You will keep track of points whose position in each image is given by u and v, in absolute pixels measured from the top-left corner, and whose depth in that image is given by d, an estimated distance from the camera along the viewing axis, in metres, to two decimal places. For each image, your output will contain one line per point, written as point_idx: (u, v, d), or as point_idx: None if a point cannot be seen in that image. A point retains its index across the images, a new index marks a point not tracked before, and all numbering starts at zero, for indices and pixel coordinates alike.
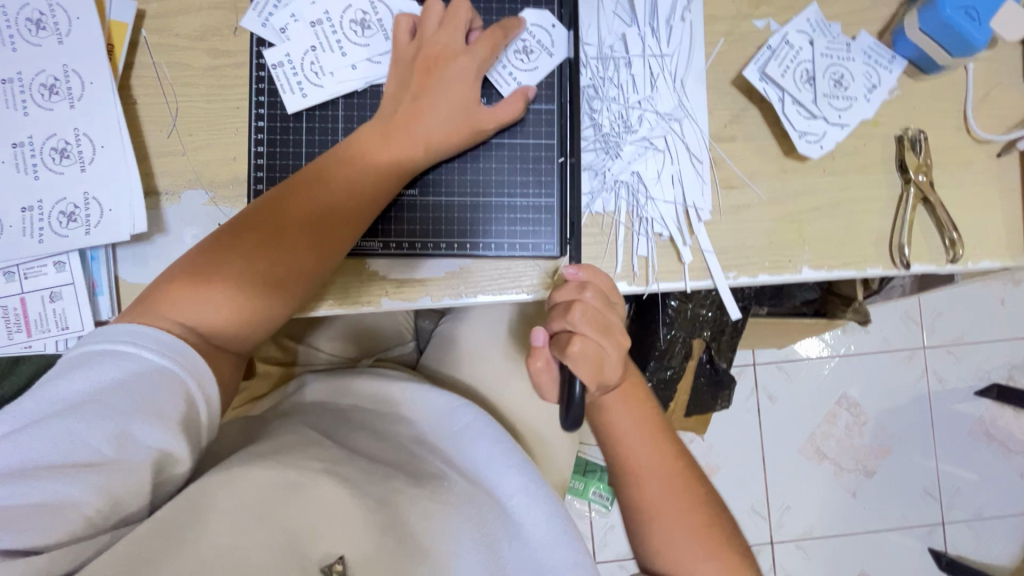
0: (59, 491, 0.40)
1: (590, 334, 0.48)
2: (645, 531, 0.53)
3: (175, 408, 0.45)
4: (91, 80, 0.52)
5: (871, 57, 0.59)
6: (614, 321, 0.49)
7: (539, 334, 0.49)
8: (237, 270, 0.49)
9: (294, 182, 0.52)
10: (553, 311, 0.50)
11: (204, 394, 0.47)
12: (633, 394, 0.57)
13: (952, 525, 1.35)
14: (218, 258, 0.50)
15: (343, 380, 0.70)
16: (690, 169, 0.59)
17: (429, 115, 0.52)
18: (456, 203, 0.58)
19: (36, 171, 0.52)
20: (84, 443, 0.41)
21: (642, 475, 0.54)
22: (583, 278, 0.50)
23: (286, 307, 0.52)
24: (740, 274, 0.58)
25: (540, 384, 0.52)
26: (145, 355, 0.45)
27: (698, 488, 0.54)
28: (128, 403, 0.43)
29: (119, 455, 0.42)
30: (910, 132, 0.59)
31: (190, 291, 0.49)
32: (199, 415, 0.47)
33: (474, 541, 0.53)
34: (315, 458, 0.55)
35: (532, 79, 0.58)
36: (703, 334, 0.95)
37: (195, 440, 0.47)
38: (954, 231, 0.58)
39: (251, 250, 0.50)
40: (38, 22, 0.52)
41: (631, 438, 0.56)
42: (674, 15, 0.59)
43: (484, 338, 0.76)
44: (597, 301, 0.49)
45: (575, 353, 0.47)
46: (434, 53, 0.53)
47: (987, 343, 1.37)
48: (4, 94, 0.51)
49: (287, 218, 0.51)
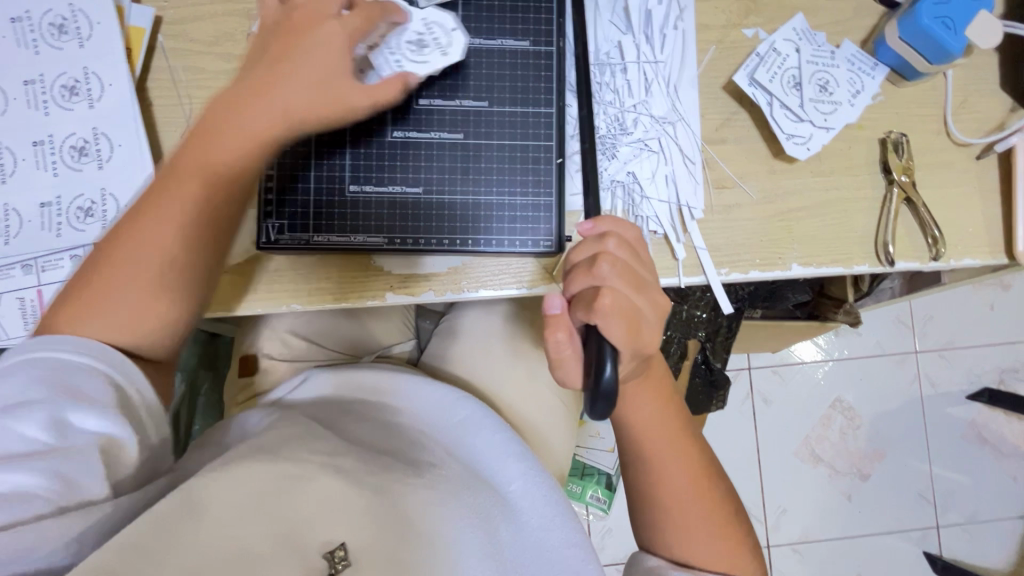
0: (10, 479, 0.41)
1: (619, 287, 0.48)
2: (661, 517, 0.55)
3: (105, 395, 0.45)
4: (110, 82, 0.55)
5: (855, 64, 0.62)
6: (641, 272, 0.50)
7: (556, 300, 0.49)
8: (122, 266, 0.49)
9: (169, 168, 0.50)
10: (575, 271, 0.50)
11: (132, 382, 0.48)
12: (653, 379, 0.57)
13: (945, 528, 1.37)
14: (106, 257, 0.49)
15: (346, 372, 0.72)
16: (683, 169, 0.61)
17: (289, 85, 0.49)
18: (459, 202, 0.59)
19: (55, 168, 0.54)
20: (20, 436, 0.42)
21: (661, 463, 0.56)
22: (601, 230, 0.51)
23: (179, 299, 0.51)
24: (732, 270, 0.61)
25: (562, 363, 0.50)
26: (62, 354, 0.46)
27: (711, 475, 0.57)
28: (56, 393, 0.43)
29: (56, 442, 0.43)
30: (893, 135, 0.62)
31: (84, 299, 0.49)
32: (136, 404, 0.48)
33: (475, 529, 0.54)
34: (316, 452, 0.55)
35: (420, 71, 0.56)
36: (698, 335, 0.98)
37: (142, 435, 0.48)
38: (936, 229, 0.61)
39: (134, 240, 0.49)
40: (61, 27, 0.54)
41: (652, 428, 0.56)
42: (667, 24, 0.62)
43: (483, 334, 0.78)
44: (620, 252, 0.49)
45: (605, 306, 0.47)
46: (300, 20, 0.50)
47: (977, 347, 1.39)
48: (27, 95, 0.54)
49: (163, 205, 0.49)
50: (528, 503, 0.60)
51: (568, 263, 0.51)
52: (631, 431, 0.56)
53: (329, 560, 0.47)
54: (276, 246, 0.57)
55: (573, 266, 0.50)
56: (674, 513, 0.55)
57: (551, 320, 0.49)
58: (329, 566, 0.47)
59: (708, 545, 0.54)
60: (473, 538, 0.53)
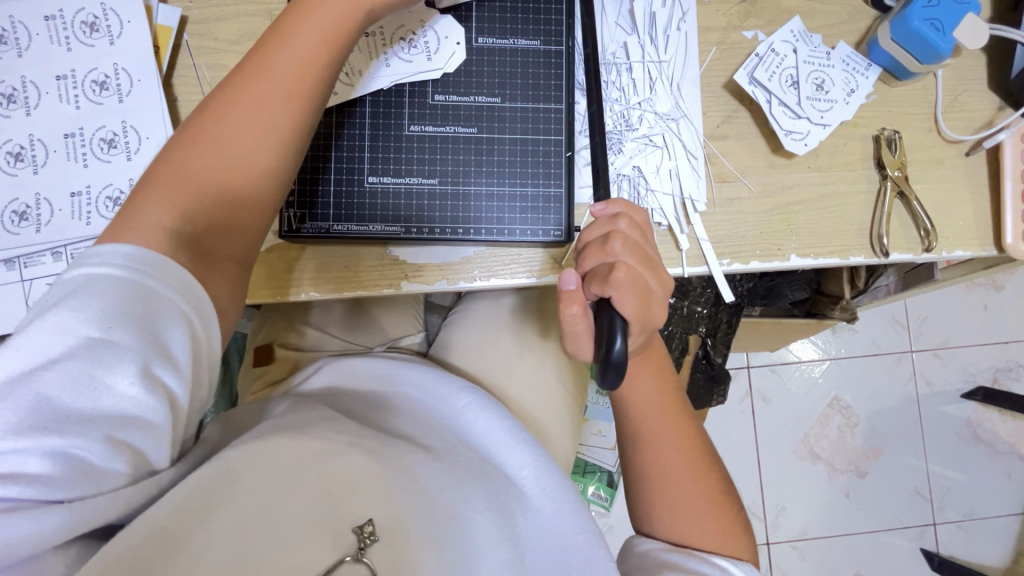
0: (90, 446, 0.40)
1: (631, 264, 0.51)
2: (657, 497, 0.57)
3: (185, 352, 0.43)
4: (139, 78, 0.57)
5: (849, 65, 0.65)
6: (650, 253, 0.53)
7: (571, 277, 0.51)
8: (196, 158, 0.48)
9: (238, 67, 0.50)
10: (588, 249, 0.52)
11: (206, 329, 0.46)
12: (653, 361, 0.60)
13: (942, 524, 1.39)
14: (177, 153, 0.49)
15: (355, 362, 0.74)
16: (686, 164, 0.64)
17: None
18: (472, 191, 0.62)
19: (86, 159, 0.56)
20: (105, 390, 0.40)
21: (659, 445, 0.58)
22: (614, 211, 0.53)
23: (246, 198, 0.50)
24: (734, 261, 0.63)
25: (574, 335, 0.52)
26: (145, 283, 0.42)
27: (707, 460, 0.59)
28: (141, 343, 0.40)
29: (138, 401, 0.41)
30: (886, 132, 0.65)
31: (147, 196, 0.47)
32: (205, 360, 0.46)
33: (489, 510, 0.57)
34: (338, 431, 0.57)
35: (403, 70, 0.61)
36: (699, 331, 1.00)
37: (199, 388, 0.46)
38: (928, 221, 0.63)
39: (208, 133, 0.49)
40: (92, 25, 0.57)
41: (650, 409, 0.58)
42: (671, 25, 0.65)
43: (491, 326, 0.81)
44: (631, 231, 0.52)
45: (620, 280, 0.49)
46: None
47: (971, 347, 1.42)
48: (59, 89, 0.56)
49: (240, 96, 0.49)
50: (540, 488, 0.60)
51: (581, 242, 0.54)
52: (631, 412, 0.59)
53: (358, 535, 0.52)
54: (297, 235, 0.60)
55: (586, 244, 0.53)
56: (668, 492, 0.56)
57: (566, 296, 0.51)
58: (358, 540, 0.52)
59: (704, 526, 0.55)
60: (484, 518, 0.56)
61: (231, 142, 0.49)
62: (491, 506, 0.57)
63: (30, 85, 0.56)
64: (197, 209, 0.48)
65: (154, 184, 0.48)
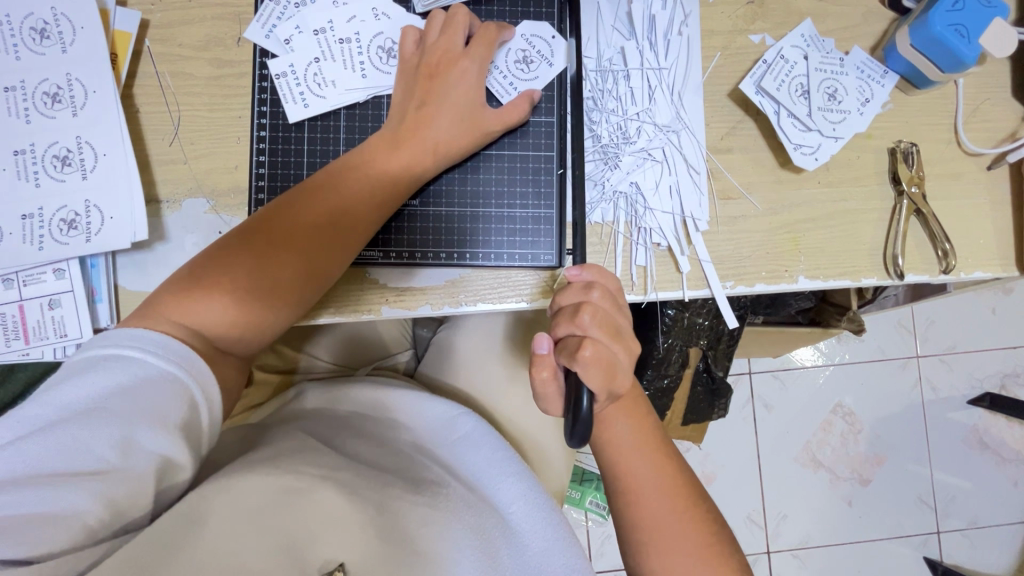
0: (63, 499, 0.39)
1: (599, 338, 0.48)
2: (644, 543, 0.53)
3: (178, 414, 0.44)
4: (94, 88, 0.53)
5: (864, 72, 0.60)
6: (621, 325, 0.50)
7: (543, 341, 0.49)
8: (236, 275, 0.49)
9: (298, 193, 0.52)
10: (558, 316, 0.50)
11: (207, 399, 0.46)
12: (631, 405, 0.57)
13: (946, 533, 1.35)
14: (217, 266, 0.49)
15: (341, 388, 0.70)
16: (688, 180, 0.59)
17: (438, 120, 0.53)
18: (456, 213, 0.58)
19: (37, 178, 0.52)
20: (87, 450, 0.41)
21: (641, 490, 0.54)
22: (588, 278, 0.51)
23: (296, 311, 0.51)
24: (737, 283, 0.59)
25: (544, 395, 0.51)
26: (148, 360, 0.44)
27: (695, 500, 0.55)
28: (133, 409, 0.42)
29: (122, 462, 0.41)
30: (903, 144, 0.60)
31: (198, 293, 0.48)
32: (201, 422, 0.46)
33: (473, 548, 0.52)
34: (314, 465, 0.55)
35: (381, 80, 0.56)
36: (700, 343, 0.96)
37: (196, 446, 0.46)
38: (947, 242, 0.59)
39: (272, 245, 0.50)
40: (43, 31, 0.52)
41: (628, 452, 0.55)
42: (671, 29, 0.60)
43: (481, 346, 0.76)
44: (603, 302, 0.49)
45: (587, 358, 0.46)
46: (437, 59, 0.54)
47: (979, 352, 1.38)
48: (7, 102, 0.52)
49: (293, 222, 0.50)
50: (529, 525, 0.57)
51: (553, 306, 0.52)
52: (609, 455, 0.56)
53: None
54: None
55: (558, 310, 0.51)
56: (655, 538, 0.53)
57: (538, 359, 0.50)
58: None
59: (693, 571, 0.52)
60: (469, 560, 0.51)
61: (277, 262, 0.49)
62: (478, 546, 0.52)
63: None
64: (227, 321, 0.48)
65: (183, 291, 0.48)
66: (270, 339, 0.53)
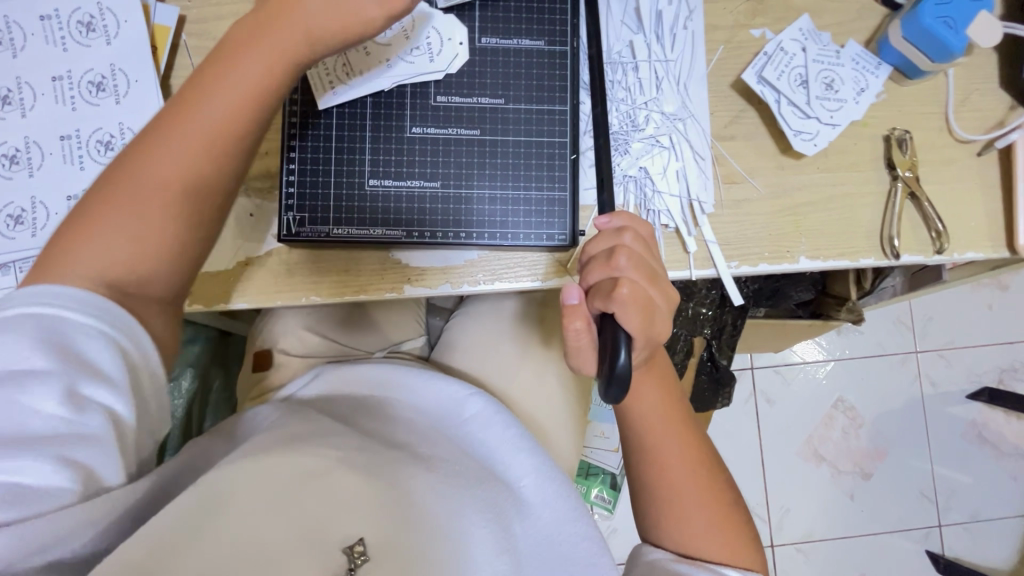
0: (43, 464, 0.40)
1: (634, 278, 0.51)
2: (668, 512, 0.56)
3: (113, 367, 0.43)
4: (136, 78, 0.56)
5: (859, 63, 0.64)
6: (654, 266, 0.53)
7: (573, 291, 0.51)
8: (124, 197, 0.46)
9: (171, 107, 0.49)
10: (593, 262, 0.53)
11: (139, 351, 0.45)
12: (658, 372, 0.59)
13: (947, 527, 1.37)
14: (101, 196, 0.47)
15: (354, 368, 0.73)
16: (693, 165, 0.63)
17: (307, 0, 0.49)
18: (476, 196, 0.61)
19: (82, 162, 0.55)
20: (38, 412, 0.40)
21: (666, 458, 0.57)
22: (619, 224, 0.53)
23: (194, 227, 0.48)
24: (742, 263, 0.62)
25: (578, 349, 0.53)
26: (68, 316, 0.42)
27: (713, 471, 0.58)
28: (67, 364, 0.41)
29: (76, 420, 0.41)
30: (897, 132, 0.64)
31: (87, 228, 0.46)
32: (142, 379, 0.46)
33: (488, 520, 0.55)
34: (334, 441, 0.56)
35: (400, 69, 0.60)
36: (704, 332, 0.99)
37: (148, 418, 0.47)
38: (939, 223, 0.62)
39: (156, 151, 0.47)
40: (89, 24, 0.56)
41: (655, 422, 0.57)
42: (677, 24, 0.64)
43: (492, 330, 0.80)
44: (636, 245, 0.52)
45: (623, 297, 0.49)
46: None
47: (976, 347, 1.41)
48: (54, 90, 0.55)
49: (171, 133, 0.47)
50: (541, 498, 0.60)
51: (585, 254, 0.54)
52: (637, 423, 0.58)
53: (348, 556, 0.47)
54: (296, 239, 0.59)
55: (591, 257, 0.53)
56: (679, 505, 0.55)
57: (568, 310, 0.51)
58: (348, 562, 0.47)
59: (714, 538, 0.55)
60: (483, 535, 0.53)
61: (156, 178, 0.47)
62: (491, 519, 0.55)
63: (25, 86, 0.55)
64: (117, 248, 0.46)
65: (76, 227, 0.46)
66: (190, 272, 0.50)
